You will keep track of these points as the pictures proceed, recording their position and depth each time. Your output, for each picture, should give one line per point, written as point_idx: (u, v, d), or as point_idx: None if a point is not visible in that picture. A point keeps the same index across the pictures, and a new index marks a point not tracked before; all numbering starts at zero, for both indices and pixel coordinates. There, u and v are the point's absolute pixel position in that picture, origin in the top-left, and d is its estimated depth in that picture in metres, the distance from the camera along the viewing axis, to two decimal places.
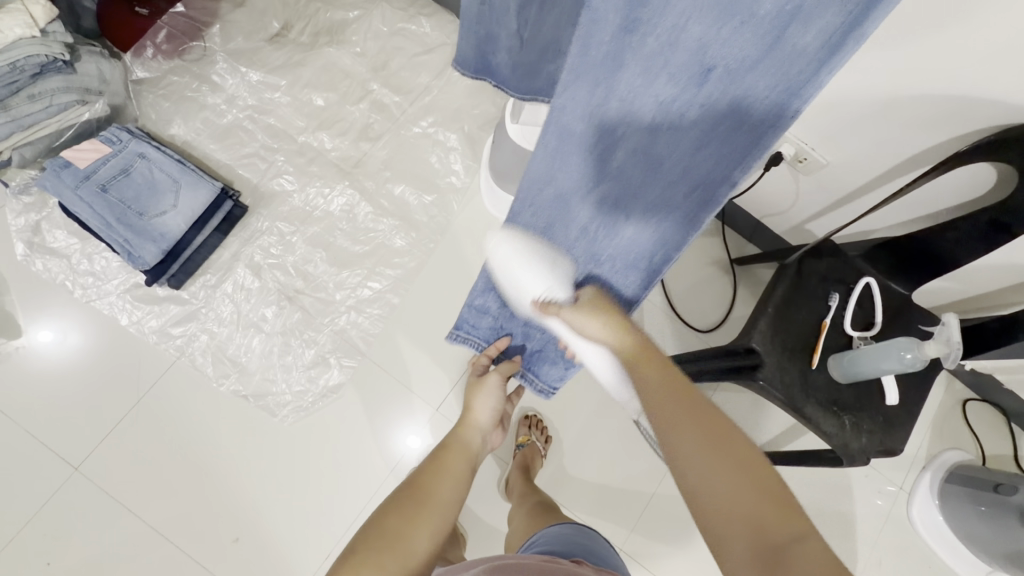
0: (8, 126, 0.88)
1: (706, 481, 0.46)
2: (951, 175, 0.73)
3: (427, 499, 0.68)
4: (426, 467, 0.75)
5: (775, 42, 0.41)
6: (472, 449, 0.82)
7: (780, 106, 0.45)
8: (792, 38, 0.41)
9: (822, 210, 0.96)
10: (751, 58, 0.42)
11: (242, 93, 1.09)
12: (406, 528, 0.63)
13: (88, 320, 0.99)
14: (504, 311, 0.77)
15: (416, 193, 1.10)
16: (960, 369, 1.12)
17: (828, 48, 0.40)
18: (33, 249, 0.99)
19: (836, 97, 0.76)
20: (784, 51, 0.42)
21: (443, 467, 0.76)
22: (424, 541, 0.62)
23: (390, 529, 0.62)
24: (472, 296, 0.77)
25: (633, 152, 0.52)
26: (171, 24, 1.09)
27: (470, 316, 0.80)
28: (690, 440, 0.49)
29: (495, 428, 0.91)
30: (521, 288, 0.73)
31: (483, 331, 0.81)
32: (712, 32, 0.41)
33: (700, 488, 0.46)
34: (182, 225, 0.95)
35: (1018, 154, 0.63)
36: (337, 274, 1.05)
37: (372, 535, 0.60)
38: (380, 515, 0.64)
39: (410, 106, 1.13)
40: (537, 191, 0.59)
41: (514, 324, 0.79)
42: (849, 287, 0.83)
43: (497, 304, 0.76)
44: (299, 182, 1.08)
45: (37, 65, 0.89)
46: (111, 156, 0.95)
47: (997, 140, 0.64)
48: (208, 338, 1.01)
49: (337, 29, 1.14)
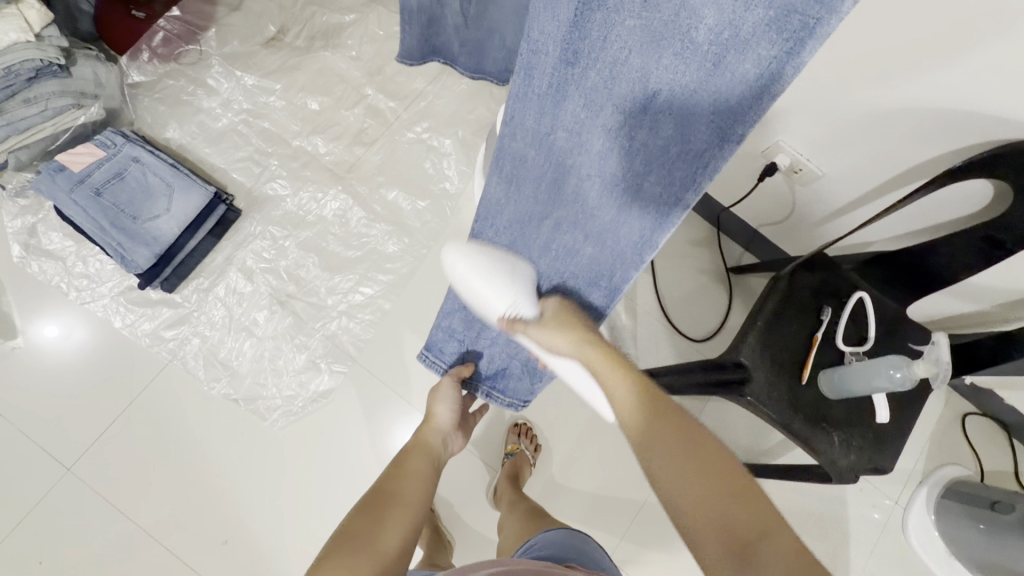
0: (4, 129, 0.90)
1: (674, 495, 0.52)
2: (947, 191, 0.72)
3: (392, 501, 0.68)
4: (386, 476, 0.74)
5: (715, 68, 0.47)
6: (431, 454, 0.80)
7: (721, 129, 0.49)
8: (733, 66, 0.46)
9: (819, 220, 0.95)
10: (689, 85, 0.49)
11: (238, 97, 1.10)
12: (374, 529, 0.63)
13: (82, 322, 1.00)
14: (478, 313, 0.76)
15: (410, 198, 1.10)
16: (960, 383, 1.10)
17: (755, 87, 0.46)
18: (29, 250, 1.00)
19: (830, 109, 0.75)
20: (725, 75, 0.47)
21: (403, 472, 0.74)
22: (390, 538, 0.62)
23: (358, 534, 0.61)
24: (439, 317, 0.80)
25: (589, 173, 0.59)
26: (168, 28, 1.10)
27: (440, 338, 0.82)
28: (674, 459, 0.54)
29: (458, 433, 0.88)
30: (480, 315, 0.76)
31: (449, 354, 0.82)
32: (649, 65, 0.49)
33: (656, 470, 0.55)
34: (174, 229, 0.96)
35: (1014, 169, 0.61)
36: (329, 279, 1.05)
37: (340, 543, 0.60)
38: (348, 523, 0.64)
39: (404, 111, 1.12)
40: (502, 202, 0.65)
41: (486, 329, 0.77)
42: (842, 302, 0.81)
43: (473, 309, 0.76)
44: (293, 186, 1.08)
45: (33, 70, 0.89)
46: (106, 160, 0.96)
47: (992, 156, 0.62)
48: (200, 341, 1.01)
49: (332, 33, 1.14)
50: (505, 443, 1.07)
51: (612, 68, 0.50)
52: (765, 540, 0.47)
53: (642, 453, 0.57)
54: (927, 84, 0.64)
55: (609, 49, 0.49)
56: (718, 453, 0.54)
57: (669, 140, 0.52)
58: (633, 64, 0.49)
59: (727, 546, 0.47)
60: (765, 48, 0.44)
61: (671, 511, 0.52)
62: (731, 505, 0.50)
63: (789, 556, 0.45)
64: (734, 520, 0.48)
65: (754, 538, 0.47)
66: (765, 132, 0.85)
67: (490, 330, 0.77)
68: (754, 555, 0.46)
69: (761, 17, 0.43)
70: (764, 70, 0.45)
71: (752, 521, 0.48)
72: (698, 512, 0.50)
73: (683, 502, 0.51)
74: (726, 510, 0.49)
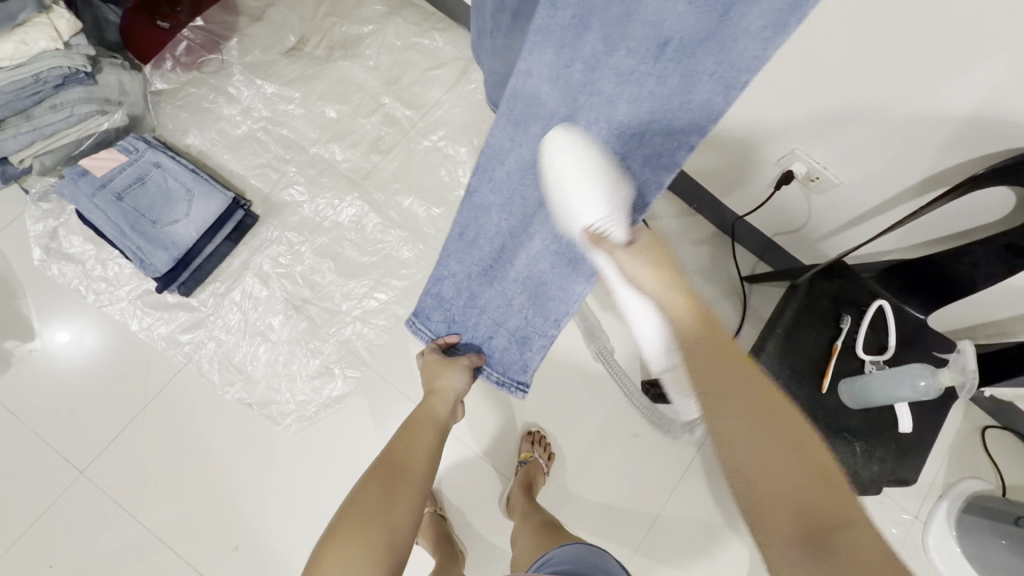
0: (29, 134, 0.92)
1: (744, 447, 0.48)
2: (969, 198, 0.71)
3: (399, 487, 0.66)
4: (396, 442, 0.74)
5: (722, 19, 0.45)
6: (438, 421, 0.79)
7: (725, 82, 0.50)
8: (739, 17, 0.45)
9: (835, 229, 0.94)
10: (699, 34, 0.47)
11: (257, 105, 1.11)
12: (382, 519, 0.62)
13: (99, 325, 1.00)
14: (466, 281, 0.77)
15: (425, 205, 1.11)
16: (980, 395, 1.09)
17: (768, 34, 0.45)
18: (50, 254, 1.01)
19: (849, 117, 0.75)
20: (733, 28, 0.46)
21: (412, 439, 0.75)
22: (398, 528, 0.62)
23: (368, 521, 0.61)
24: (429, 285, 0.80)
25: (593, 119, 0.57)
26: (191, 37, 1.11)
27: (427, 307, 0.82)
28: (751, 427, 0.48)
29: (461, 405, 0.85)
30: (470, 284, 0.77)
31: (436, 324, 0.82)
32: (664, 10, 0.47)
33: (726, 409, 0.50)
34: (193, 234, 0.97)
35: None
36: (344, 284, 1.06)
37: (348, 527, 0.60)
38: (357, 508, 0.62)
39: (421, 120, 1.14)
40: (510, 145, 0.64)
41: (476, 298, 0.78)
42: (861, 311, 0.81)
43: (466, 276, 0.76)
44: (310, 192, 1.09)
45: (60, 77, 0.91)
46: (127, 165, 0.98)
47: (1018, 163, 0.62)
48: (216, 345, 1.02)
49: (351, 43, 1.16)
50: (517, 452, 1.06)
51: (627, 5, 0.48)
52: (841, 525, 0.43)
53: (713, 396, 0.52)
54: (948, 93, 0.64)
55: None
56: (797, 424, 0.49)
57: (687, 73, 0.50)
58: (650, 8, 0.47)
59: (798, 531, 0.43)
60: (769, 3, 0.43)
61: (726, 458, 0.49)
62: (808, 487, 0.45)
63: (866, 551, 0.41)
64: (811, 504, 0.44)
65: (832, 526, 0.43)
66: (782, 140, 0.85)
67: (479, 299, 0.78)
68: (830, 542, 0.42)
69: None
70: (770, 21, 0.44)
71: (831, 509, 0.44)
72: (770, 490, 0.46)
73: (752, 472, 0.47)
74: (801, 492, 0.45)
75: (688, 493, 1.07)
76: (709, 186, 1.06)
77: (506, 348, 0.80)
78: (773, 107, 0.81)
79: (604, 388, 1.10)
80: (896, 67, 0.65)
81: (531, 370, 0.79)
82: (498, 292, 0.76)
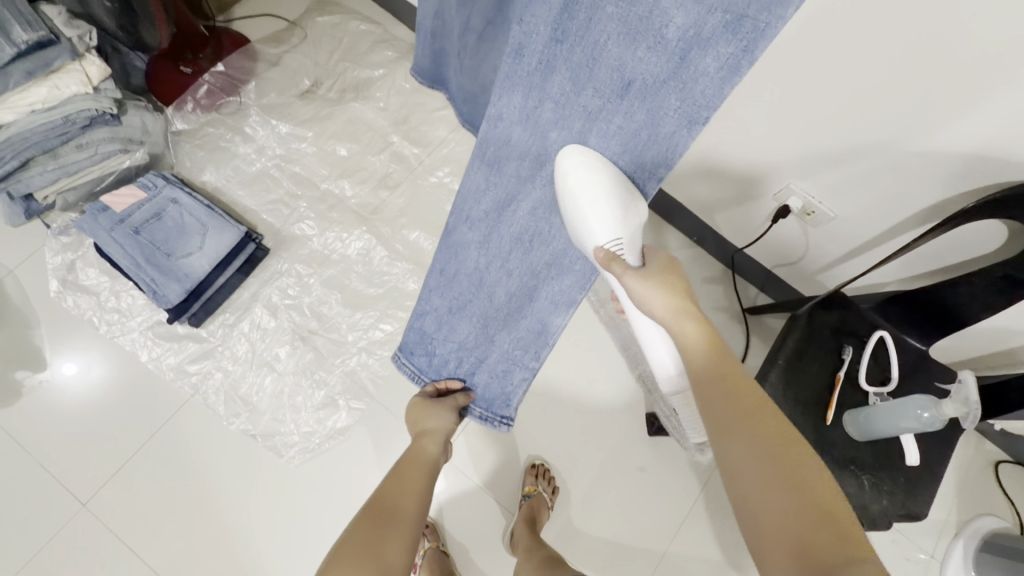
0: (55, 172, 0.97)
1: (737, 472, 0.48)
2: (960, 231, 0.73)
3: (389, 516, 0.66)
4: (389, 481, 0.71)
5: (682, 62, 0.55)
6: (429, 461, 0.76)
7: (689, 118, 0.58)
8: (695, 61, 0.54)
9: (833, 260, 0.96)
10: (659, 75, 0.57)
11: (272, 144, 1.16)
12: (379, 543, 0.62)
13: (109, 355, 1.02)
14: (445, 315, 0.79)
15: (430, 238, 1.14)
16: (990, 428, 1.07)
17: (728, 68, 0.53)
18: (66, 285, 1.04)
19: (841, 154, 0.78)
20: (691, 70, 0.55)
21: (403, 480, 0.72)
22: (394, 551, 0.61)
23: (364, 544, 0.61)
24: (410, 319, 0.81)
25: (567, 154, 0.66)
26: (211, 81, 1.18)
27: (413, 342, 0.83)
28: (749, 457, 0.47)
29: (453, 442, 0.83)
30: (449, 317, 0.79)
31: (420, 359, 0.83)
32: (625, 56, 0.57)
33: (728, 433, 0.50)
34: (206, 266, 1.00)
35: None
36: (350, 316, 1.08)
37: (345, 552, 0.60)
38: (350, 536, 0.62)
39: (428, 157, 1.18)
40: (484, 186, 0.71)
41: (454, 331, 0.80)
42: (862, 342, 0.81)
43: (444, 310, 0.79)
44: (320, 226, 1.12)
45: (87, 118, 0.96)
46: (146, 201, 1.01)
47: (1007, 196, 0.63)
48: (223, 376, 1.03)
49: (362, 86, 1.22)
50: (521, 485, 1.05)
51: (592, 50, 0.57)
52: (843, 562, 0.40)
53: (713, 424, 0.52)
54: (934, 130, 0.67)
55: (592, 34, 0.57)
56: (795, 451, 0.47)
57: (632, 122, 0.61)
58: (612, 54, 0.57)
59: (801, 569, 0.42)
60: (724, 47, 0.52)
61: (730, 488, 0.48)
62: (810, 520, 0.43)
63: None
64: (813, 539, 0.42)
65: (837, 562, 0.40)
66: (777, 175, 0.88)
67: (457, 333, 0.80)
68: None
69: (722, 20, 0.51)
70: (723, 65, 0.53)
71: (834, 544, 0.41)
72: (772, 523, 0.44)
73: (753, 495, 0.46)
74: (802, 527, 0.43)
75: (696, 529, 1.05)
76: (708, 220, 1.08)
77: (489, 373, 0.80)
78: (767, 144, 0.84)
79: (609, 419, 1.10)
80: (884, 107, 0.69)
81: (514, 405, 0.81)
82: (477, 325, 0.79)
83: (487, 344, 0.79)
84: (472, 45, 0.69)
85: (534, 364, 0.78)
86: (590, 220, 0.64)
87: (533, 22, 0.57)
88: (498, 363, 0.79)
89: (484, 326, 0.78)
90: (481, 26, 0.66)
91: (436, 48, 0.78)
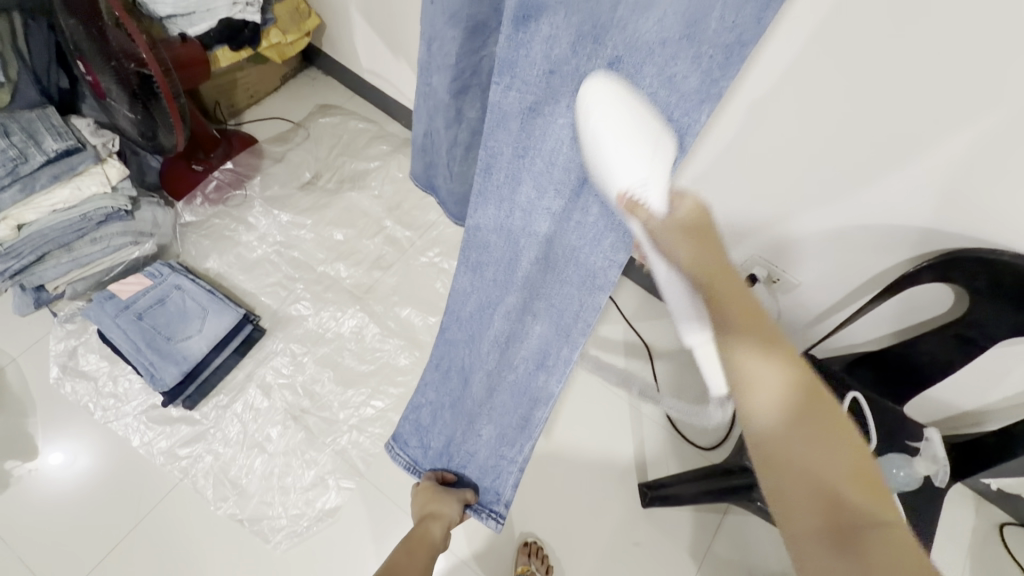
0: (67, 264, 1.04)
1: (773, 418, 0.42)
2: (911, 292, 0.78)
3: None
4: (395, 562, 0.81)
5: None
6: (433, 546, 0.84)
7: None
8: None
9: (804, 324, 1.00)
10: None
11: (273, 232, 1.25)
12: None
13: (102, 441, 1.03)
14: (440, 407, 0.86)
15: (421, 315, 1.19)
16: (985, 487, 1.07)
17: (674, 157, 0.48)
18: (66, 372, 1.07)
19: (794, 227, 0.86)
20: None
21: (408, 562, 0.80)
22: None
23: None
24: (407, 412, 0.90)
25: (537, 256, 0.63)
26: (221, 177, 1.28)
27: (406, 433, 0.91)
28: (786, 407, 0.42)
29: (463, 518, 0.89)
30: (444, 413, 0.86)
31: (414, 450, 0.90)
32: (577, 158, 0.53)
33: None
34: (203, 348, 1.04)
35: (963, 275, 0.68)
36: (342, 393, 1.10)
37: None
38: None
39: (419, 239, 1.27)
40: (470, 289, 0.72)
41: (446, 427, 0.86)
42: (837, 403, 0.84)
43: (439, 405, 0.86)
44: (315, 306, 1.17)
45: (104, 214, 1.04)
46: (151, 288, 1.07)
47: (943, 263, 0.69)
48: (213, 459, 1.03)
49: (359, 177, 1.33)
50: (514, 565, 1.02)
51: (550, 157, 0.54)
52: (878, 527, 0.37)
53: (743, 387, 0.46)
54: (868, 209, 0.75)
55: (548, 142, 0.53)
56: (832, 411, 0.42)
57: (611, 213, 0.54)
58: (564, 155, 0.53)
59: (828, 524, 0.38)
60: (661, 141, 0.48)
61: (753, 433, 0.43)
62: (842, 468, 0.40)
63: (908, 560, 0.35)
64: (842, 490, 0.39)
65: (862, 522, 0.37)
66: (741, 247, 0.95)
67: (447, 429, 0.86)
68: (860, 541, 0.36)
69: (660, 117, 0.46)
70: (668, 156, 0.48)
71: (865, 496, 0.38)
72: (802, 472, 0.40)
73: (792, 445, 0.41)
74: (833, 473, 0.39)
75: None
76: None
77: (477, 466, 0.84)
78: (727, 219, 0.92)
79: (602, 492, 1.08)
80: (823, 189, 0.77)
81: (504, 500, 0.83)
82: (465, 422, 0.83)
83: (475, 437, 0.83)
84: (460, 156, 0.77)
85: (520, 458, 0.80)
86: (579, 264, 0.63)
87: (496, 146, 0.56)
88: (488, 458, 0.83)
89: (470, 421, 0.83)
90: (467, 139, 0.74)
91: (426, 159, 0.85)
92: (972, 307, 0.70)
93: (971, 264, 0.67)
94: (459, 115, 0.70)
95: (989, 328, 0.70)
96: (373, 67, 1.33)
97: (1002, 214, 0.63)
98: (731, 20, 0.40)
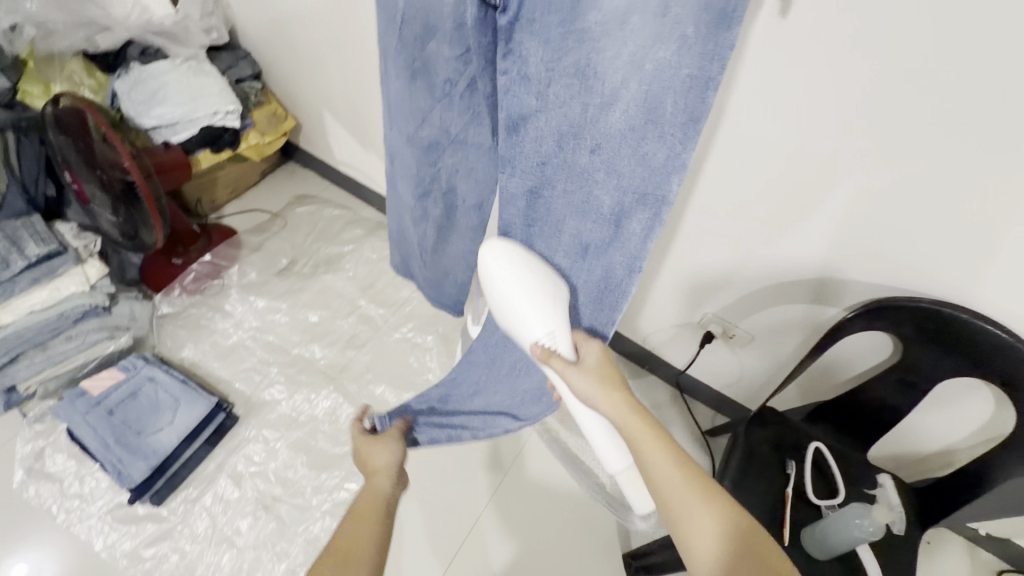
0: (40, 363, 1.05)
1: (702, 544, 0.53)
2: (856, 338, 0.81)
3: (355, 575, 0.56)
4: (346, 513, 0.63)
5: (617, 227, 0.57)
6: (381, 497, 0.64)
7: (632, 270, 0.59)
8: (626, 226, 0.57)
9: (768, 376, 1.02)
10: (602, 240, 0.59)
11: (249, 318, 1.28)
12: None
13: (63, 547, 0.99)
14: (450, 387, 0.83)
15: (396, 391, 1.20)
16: (973, 532, 1.05)
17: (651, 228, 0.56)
18: (31, 474, 1.05)
19: (738, 286, 0.91)
20: (624, 233, 0.57)
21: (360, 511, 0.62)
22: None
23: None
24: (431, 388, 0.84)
25: None
26: (199, 268, 1.32)
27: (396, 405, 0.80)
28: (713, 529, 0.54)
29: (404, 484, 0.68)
30: (451, 384, 0.83)
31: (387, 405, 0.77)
32: (575, 228, 0.60)
33: (669, 488, 0.56)
34: (173, 440, 1.04)
35: (891, 323, 0.72)
36: (315, 477, 1.08)
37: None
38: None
39: (392, 316, 1.31)
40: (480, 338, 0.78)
41: (466, 382, 0.82)
42: (802, 455, 0.86)
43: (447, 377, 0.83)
44: (289, 389, 1.18)
45: (80, 312, 1.07)
46: (123, 382, 1.08)
47: (870, 314, 0.73)
48: (179, 558, 0.99)
49: (334, 260, 1.39)
50: None
51: (545, 229, 0.61)
52: None
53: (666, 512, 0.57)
54: (804, 267, 0.80)
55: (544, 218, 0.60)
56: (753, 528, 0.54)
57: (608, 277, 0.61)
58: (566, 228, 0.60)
59: None
60: (643, 214, 0.55)
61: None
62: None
63: None
64: None
65: None
66: (694, 307, 1.00)
67: (460, 388, 0.83)
68: None
69: (640, 196, 0.54)
70: (647, 228, 0.56)
71: None
72: None
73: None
74: None
75: None
76: (651, 349, 1.17)
77: (499, 389, 0.81)
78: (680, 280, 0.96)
79: None
80: (757, 251, 0.83)
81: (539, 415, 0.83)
82: (484, 369, 0.80)
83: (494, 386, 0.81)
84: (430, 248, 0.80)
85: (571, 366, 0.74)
86: (524, 291, 0.59)
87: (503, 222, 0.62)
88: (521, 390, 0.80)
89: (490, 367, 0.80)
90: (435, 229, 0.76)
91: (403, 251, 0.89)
92: (905, 351, 0.74)
93: (894, 314, 0.71)
94: (424, 214, 0.74)
95: (927, 369, 0.74)
96: (347, 160, 1.44)
97: (916, 264, 0.69)
98: (682, 104, 0.47)
